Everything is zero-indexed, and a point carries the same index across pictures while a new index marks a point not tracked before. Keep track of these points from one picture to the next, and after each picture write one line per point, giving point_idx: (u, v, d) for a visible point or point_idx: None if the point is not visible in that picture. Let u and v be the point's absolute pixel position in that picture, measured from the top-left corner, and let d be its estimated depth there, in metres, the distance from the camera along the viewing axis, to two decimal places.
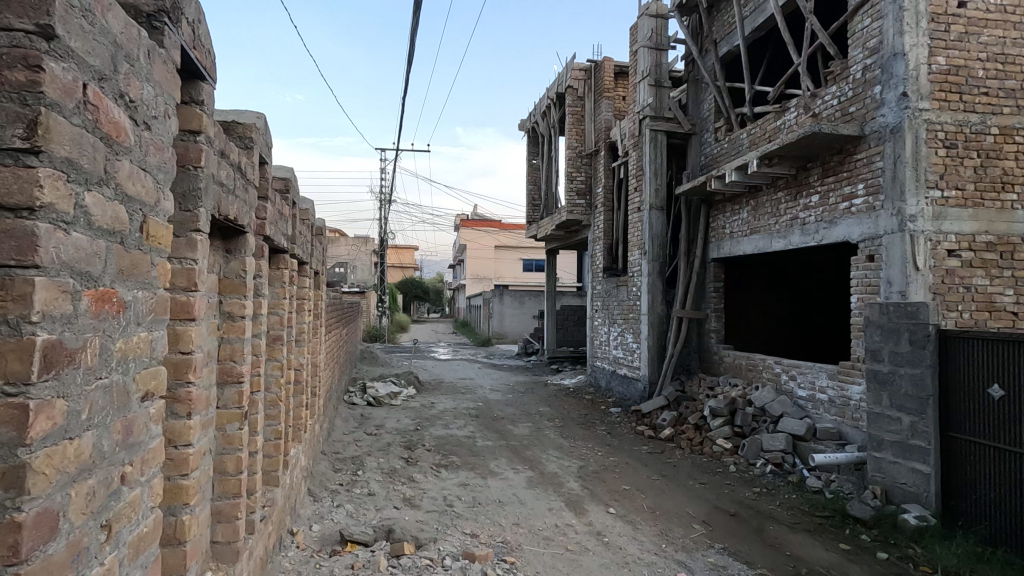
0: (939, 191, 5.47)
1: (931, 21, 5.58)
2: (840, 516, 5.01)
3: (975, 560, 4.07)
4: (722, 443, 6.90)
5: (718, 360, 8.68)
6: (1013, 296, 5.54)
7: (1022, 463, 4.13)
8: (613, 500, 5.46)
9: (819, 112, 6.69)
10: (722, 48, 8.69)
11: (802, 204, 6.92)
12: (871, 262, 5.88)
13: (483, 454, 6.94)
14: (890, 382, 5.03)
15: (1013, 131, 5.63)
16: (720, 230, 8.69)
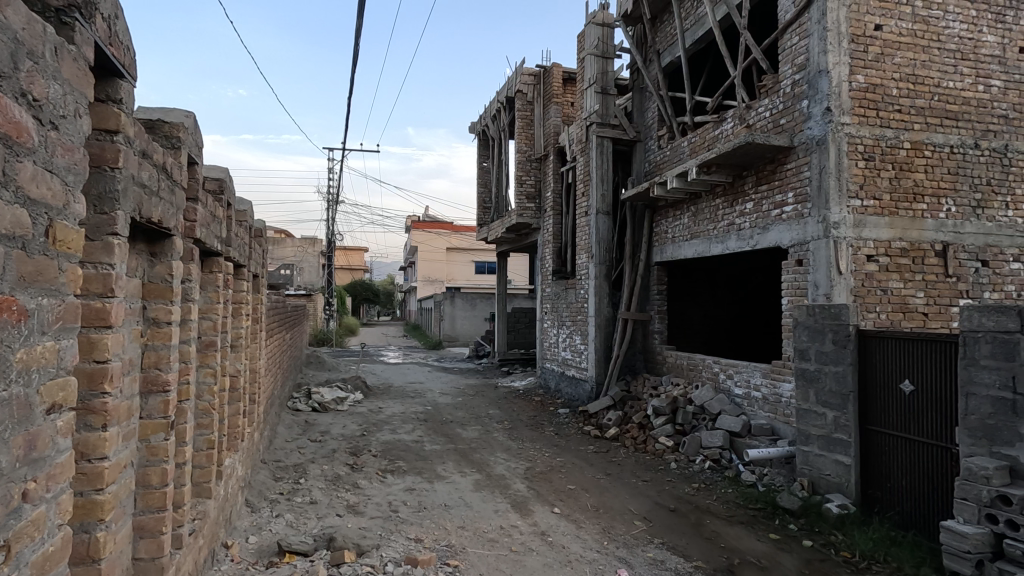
0: (858, 200, 5.87)
1: (851, 42, 5.98)
2: (771, 508, 5.27)
3: (889, 544, 4.37)
4: (664, 441, 7.13)
5: (662, 361, 8.96)
6: (923, 298, 5.99)
7: (930, 452, 4.48)
8: (558, 500, 5.54)
9: (753, 123, 7.04)
10: (665, 58, 9.00)
11: (738, 210, 7.25)
12: (800, 266, 6.22)
13: (431, 458, 6.90)
14: (816, 379, 5.34)
15: (924, 146, 6.10)
16: (663, 235, 8.98)
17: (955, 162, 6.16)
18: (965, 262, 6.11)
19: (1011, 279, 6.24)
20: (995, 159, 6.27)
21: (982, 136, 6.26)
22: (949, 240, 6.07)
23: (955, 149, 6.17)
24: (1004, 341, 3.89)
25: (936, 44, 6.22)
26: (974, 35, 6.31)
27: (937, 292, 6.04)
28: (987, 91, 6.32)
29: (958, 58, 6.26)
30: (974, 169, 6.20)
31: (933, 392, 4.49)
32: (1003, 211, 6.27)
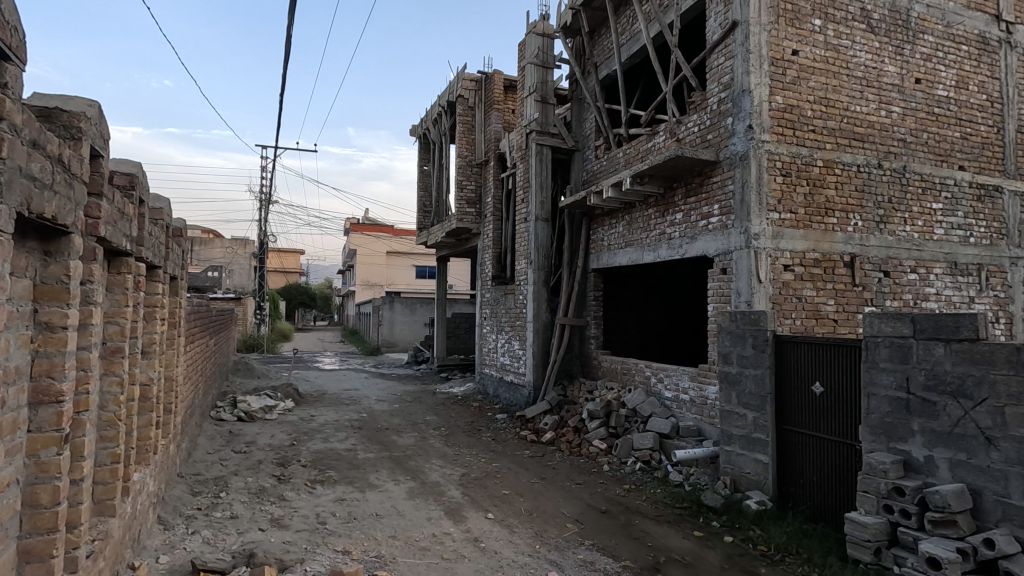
0: (777, 213, 6.25)
1: (771, 65, 6.38)
2: (696, 506, 5.49)
3: (800, 536, 4.65)
4: (598, 443, 7.30)
5: (597, 365, 9.18)
6: (834, 305, 6.45)
7: (837, 449, 4.80)
8: (492, 505, 5.54)
9: (682, 137, 7.36)
10: (602, 71, 9.27)
11: (669, 220, 7.54)
12: (724, 275, 6.54)
13: (363, 466, 6.72)
14: (738, 382, 5.63)
15: (834, 164, 6.58)
16: (599, 243, 9.23)
17: (861, 180, 6.68)
18: (870, 273, 6.63)
19: (909, 289, 6.82)
20: (895, 179, 6.85)
21: (884, 158, 6.83)
22: (856, 252, 6.57)
23: (861, 168, 6.69)
24: (899, 345, 4.24)
25: (845, 70, 6.74)
26: (877, 65, 6.89)
27: (846, 300, 6.51)
28: (888, 116, 6.90)
29: (863, 85, 6.80)
30: (877, 187, 6.74)
31: (841, 393, 4.83)
32: (902, 227, 6.85)
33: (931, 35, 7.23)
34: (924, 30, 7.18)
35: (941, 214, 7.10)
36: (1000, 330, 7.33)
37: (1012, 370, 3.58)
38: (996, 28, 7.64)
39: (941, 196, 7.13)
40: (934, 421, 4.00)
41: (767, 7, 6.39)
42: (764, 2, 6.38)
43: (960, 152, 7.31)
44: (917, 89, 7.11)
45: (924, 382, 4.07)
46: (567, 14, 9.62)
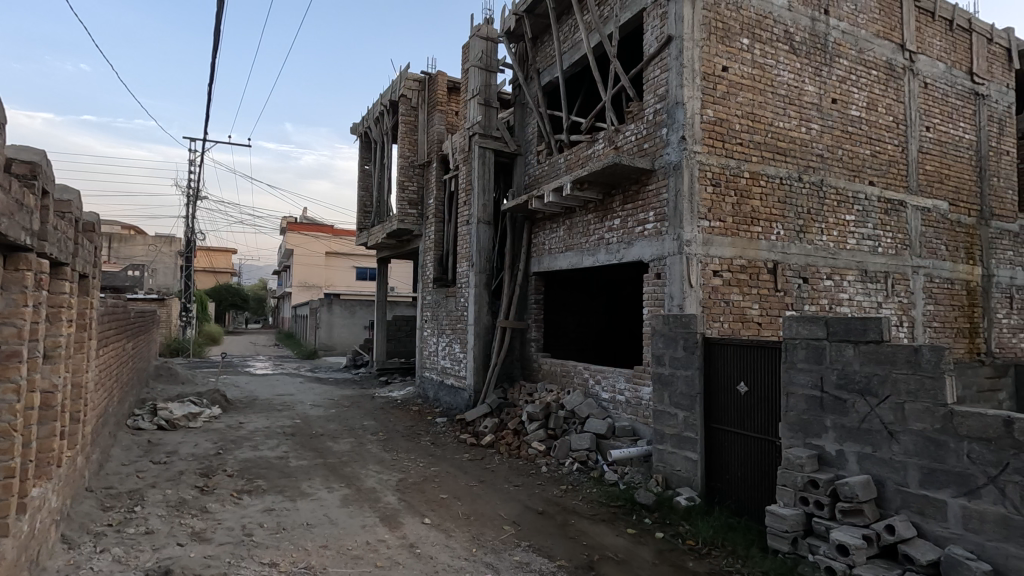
0: (707, 221, 6.54)
1: (703, 79, 6.68)
2: (630, 504, 5.64)
3: (725, 529, 4.86)
4: (537, 445, 7.37)
5: (538, 368, 9.27)
6: (758, 309, 6.82)
7: (759, 445, 5.06)
8: (429, 510, 5.47)
9: (620, 145, 7.58)
10: (544, 78, 9.41)
11: (607, 226, 7.74)
12: (658, 279, 6.77)
13: (295, 475, 6.47)
14: (670, 382, 5.85)
15: (759, 176, 6.96)
16: (540, 247, 9.35)
17: (783, 192, 7.11)
18: (790, 279, 7.05)
19: (825, 294, 7.31)
20: (813, 191, 7.34)
21: (804, 172, 7.30)
22: (779, 260, 6.97)
23: (783, 180, 7.12)
24: (815, 346, 4.53)
25: (769, 88, 7.16)
26: (799, 84, 7.36)
27: (770, 304, 6.90)
28: (808, 132, 7.38)
29: (786, 102, 7.25)
30: (798, 199, 7.20)
31: (763, 392, 5.09)
32: (819, 236, 7.33)
33: (845, 59, 7.80)
34: (839, 54, 7.74)
35: (854, 225, 7.67)
36: (903, 333, 7.99)
37: (911, 369, 3.90)
38: (901, 56, 8.35)
39: (854, 208, 7.69)
40: (845, 417, 4.29)
41: (699, 24, 6.70)
42: (696, 19, 6.68)
43: (870, 168, 7.92)
44: (833, 108, 7.65)
45: (836, 381, 4.36)
46: (511, 19, 9.71)
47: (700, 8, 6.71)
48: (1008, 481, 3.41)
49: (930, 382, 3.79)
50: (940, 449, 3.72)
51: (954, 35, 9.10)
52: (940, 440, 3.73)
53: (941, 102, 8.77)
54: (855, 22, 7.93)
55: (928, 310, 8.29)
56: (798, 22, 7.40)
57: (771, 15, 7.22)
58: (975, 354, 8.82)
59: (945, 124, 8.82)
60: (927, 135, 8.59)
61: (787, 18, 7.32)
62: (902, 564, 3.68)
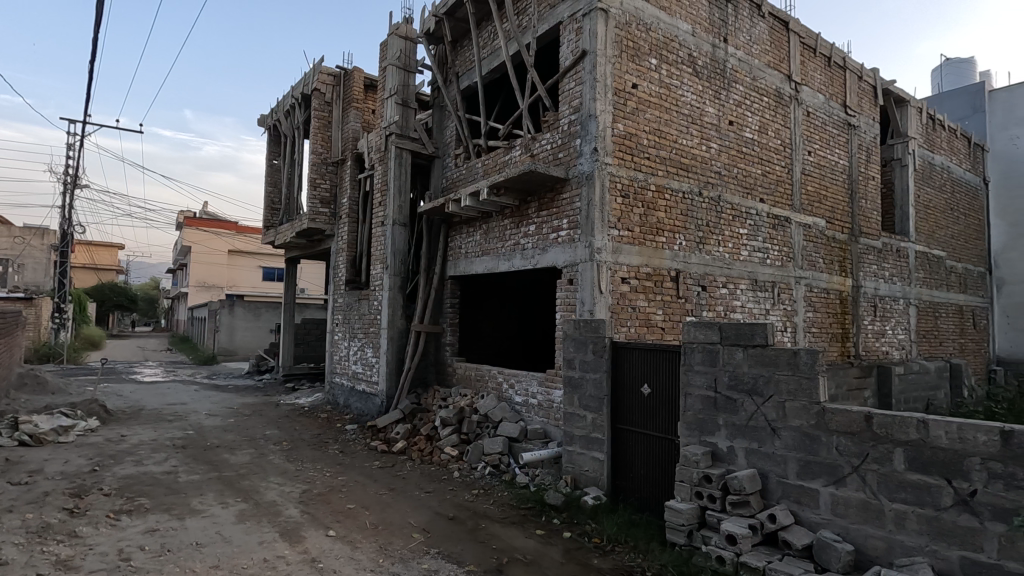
0: (616, 230, 6.83)
1: (614, 94, 6.98)
2: (539, 506, 5.73)
3: (628, 526, 5.06)
4: (449, 450, 7.31)
5: (452, 372, 9.22)
6: (662, 315, 7.21)
7: (660, 444, 5.32)
8: (335, 522, 5.25)
9: (536, 153, 7.73)
10: (463, 82, 9.42)
11: (523, 232, 7.86)
12: (570, 285, 6.95)
13: (185, 491, 5.97)
14: (580, 385, 6.03)
15: (664, 190, 7.38)
16: (457, 250, 9.34)
17: (686, 205, 7.58)
18: (691, 286, 7.52)
19: (721, 301, 7.88)
20: (711, 206, 7.88)
21: (704, 187, 7.82)
22: (680, 268, 7.42)
23: (686, 195, 7.59)
24: (709, 350, 4.84)
25: (674, 107, 7.61)
26: (700, 105, 7.88)
27: (672, 310, 7.32)
28: (707, 151, 7.92)
29: (689, 121, 7.73)
30: (698, 212, 7.70)
31: (664, 393, 5.36)
32: (716, 248, 7.89)
33: (741, 85, 8.47)
34: (736, 80, 8.39)
35: (746, 238, 8.32)
36: (787, 338, 8.77)
37: (791, 370, 4.28)
38: (788, 86, 9.19)
39: (746, 223, 8.35)
40: (735, 415, 4.62)
41: (612, 42, 6.99)
42: (609, 36, 6.98)
43: (761, 186, 8.64)
44: (730, 129, 8.27)
45: (728, 382, 4.69)
46: (430, 21, 9.64)
47: (613, 26, 7.01)
48: (868, 469, 3.83)
49: (806, 382, 4.18)
50: (814, 443, 4.11)
51: (831, 70, 10.15)
52: (814, 435, 4.12)
53: (821, 130, 9.76)
54: (750, 52, 8.64)
55: (807, 316, 9.17)
56: (701, 48, 7.94)
57: (677, 39, 7.69)
58: (846, 356, 9.85)
59: (823, 150, 9.81)
60: (809, 159, 9.51)
61: (690, 43, 7.82)
62: (781, 550, 4.03)
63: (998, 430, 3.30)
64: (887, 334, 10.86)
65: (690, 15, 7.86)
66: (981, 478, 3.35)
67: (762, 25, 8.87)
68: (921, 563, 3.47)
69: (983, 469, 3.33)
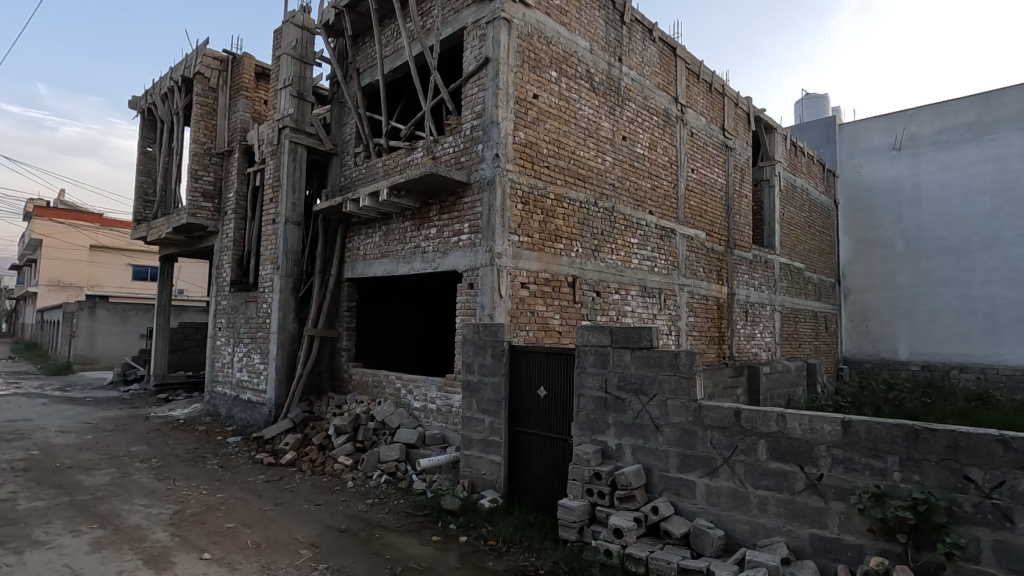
0: (516, 236, 6.96)
1: (516, 103, 7.12)
2: (436, 511, 5.67)
3: (523, 526, 5.15)
4: (343, 459, 7.02)
5: (348, 378, 8.90)
6: (559, 319, 7.44)
7: (554, 445, 5.47)
8: (210, 543, 4.83)
9: (438, 156, 7.69)
10: (364, 79, 9.16)
11: (423, 235, 7.78)
12: (470, 289, 6.97)
13: (26, 520, 5.19)
14: (478, 389, 6.07)
15: (563, 198, 7.64)
16: (355, 252, 9.05)
17: (582, 214, 7.90)
18: (586, 292, 7.84)
19: (613, 306, 8.28)
20: (605, 216, 8.28)
21: (599, 198, 8.21)
22: (577, 274, 7.71)
23: (582, 204, 7.92)
24: (601, 352, 5.07)
25: (572, 119, 7.90)
26: (596, 119, 8.27)
27: (569, 315, 7.58)
28: (602, 163, 8.32)
29: (586, 134, 8.08)
30: (593, 222, 8.06)
31: (558, 395, 5.52)
32: (610, 255, 8.30)
33: (633, 103, 9.00)
34: (629, 97, 8.91)
35: (637, 247, 8.84)
36: (672, 341, 9.42)
37: (672, 371, 4.60)
38: (674, 107, 9.92)
39: (637, 233, 8.87)
40: (623, 415, 4.87)
41: (514, 52, 7.13)
42: (511, 45, 7.10)
43: (650, 199, 9.23)
44: (623, 144, 8.76)
45: (617, 383, 4.94)
46: (330, 12, 9.29)
47: (515, 37, 7.15)
48: (737, 460, 4.21)
49: (685, 381, 4.52)
50: (692, 438, 4.45)
51: (712, 95, 11.11)
52: (692, 431, 4.46)
53: (702, 149, 10.63)
54: (642, 72, 9.21)
55: (689, 321, 9.93)
56: (597, 64, 8.33)
57: (576, 54, 8.01)
58: (722, 357, 10.79)
59: (705, 168, 10.70)
60: (692, 176, 10.32)
61: (588, 59, 8.19)
62: (663, 539, 4.31)
63: (840, 420, 3.77)
64: (756, 337, 12.05)
65: (588, 33, 8.23)
66: (826, 463, 3.80)
67: (652, 48, 9.50)
68: (779, 542, 3.88)
69: (829, 455, 3.79)
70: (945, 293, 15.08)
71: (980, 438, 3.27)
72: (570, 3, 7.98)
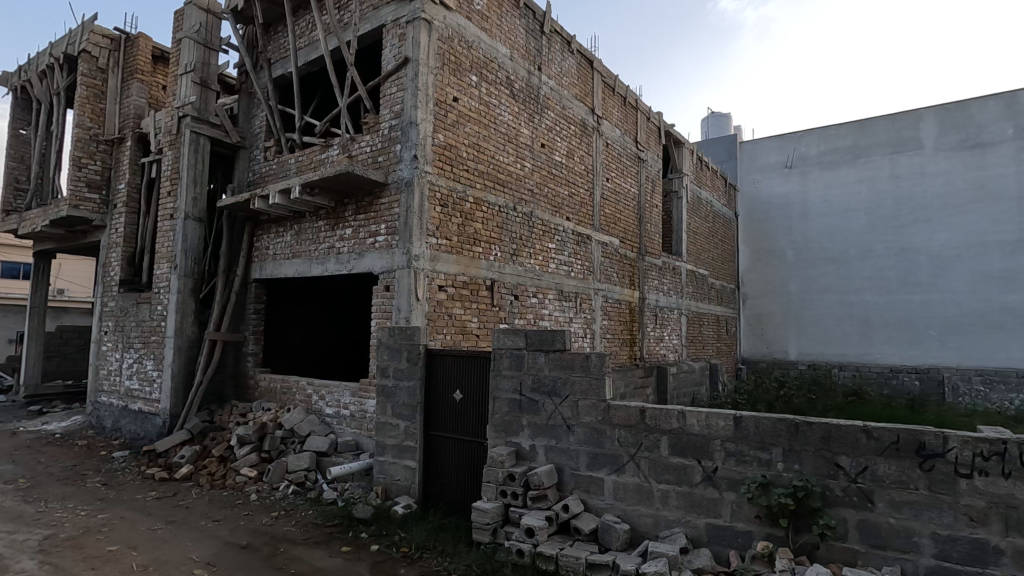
0: (434, 239, 6.91)
1: (435, 105, 7.08)
2: (347, 521, 5.47)
3: (438, 530, 5.09)
4: (246, 471, 6.62)
5: (255, 385, 8.43)
6: (477, 322, 7.47)
7: (469, 448, 5.47)
8: (88, 570, 4.37)
9: (355, 155, 7.49)
10: (276, 70, 8.75)
11: (338, 235, 7.53)
12: (387, 291, 6.83)
13: None
14: (393, 394, 5.95)
15: (482, 202, 7.69)
16: (264, 252, 8.59)
17: (501, 219, 7.99)
18: (504, 296, 7.93)
19: (531, 310, 8.43)
20: (523, 221, 8.42)
21: (518, 203, 8.34)
22: (495, 278, 7.77)
23: (501, 209, 8.01)
24: (516, 355, 5.13)
25: (492, 125, 7.98)
26: (516, 126, 8.40)
27: (486, 318, 7.63)
28: (522, 169, 8.46)
29: (506, 139, 8.19)
30: (512, 226, 8.17)
31: (474, 398, 5.53)
32: (528, 260, 8.45)
33: (552, 112, 9.24)
34: (548, 106, 9.13)
35: (554, 252, 9.06)
36: (586, 343, 9.72)
37: (584, 372, 4.75)
38: (591, 118, 10.29)
39: (554, 238, 9.10)
40: (536, 416, 4.97)
41: (434, 53, 7.10)
42: (431, 47, 7.06)
43: (567, 206, 9.50)
44: (542, 151, 8.96)
45: (532, 385, 5.03)
46: None
47: (435, 39, 7.12)
48: (641, 456, 4.42)
49: (596, 382, 4.69)
50: (601, 436, 4.62)
51: (626, 109, 11.64)
52: (601, 430, 4.63)
53: (616, 160, 11.10)
54: (560, 83, 9.47)
55: (603, 324, 10.30)
56: (517, 72, 8.47)
57: (496, 61, 8.10)
58: (633, 359, 11.30)
59: (618, 179, 11.18)
60: (607, 185, 10.74)
61: (508, 66, 8.31)
62: (572, 536, 4.44)
63: (732, 416, 4.07)
64: (664, 340, 12.73)
65: (508, 41, 8.35)
66: (721, 456, 4.09)
67: (570, 60, 9.80)
68: (678, 532, 4.13)
69: (723, 449, 4.08)
70: (827, 299, 16.69)
71: (848, 428, 3.66)
72: (491, 10, 8.06)
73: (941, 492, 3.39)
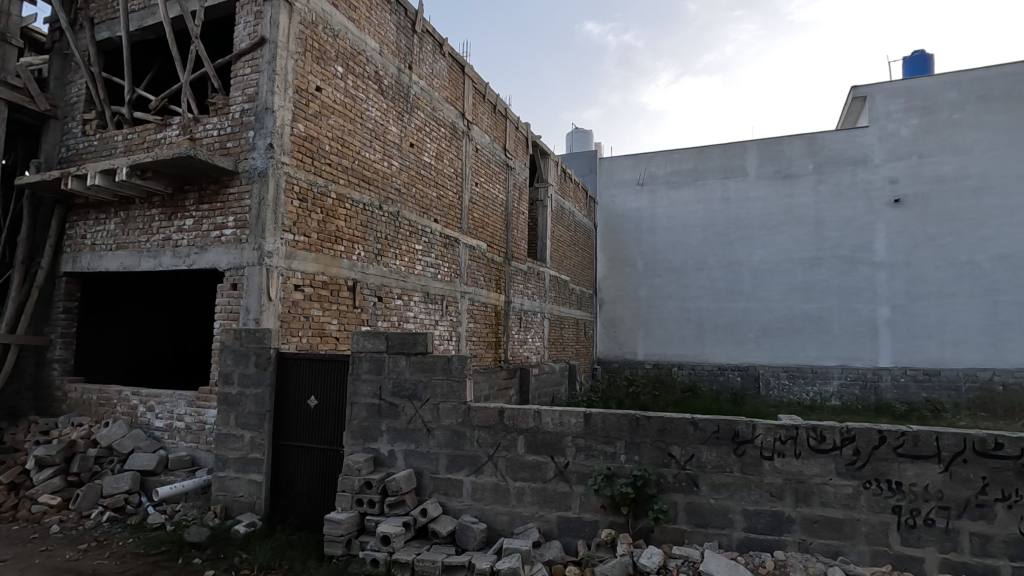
0: (290, 235, 6.46)
1: (295, 93, 6.63)
2: (176, 547, 4.87)
3: (285, 548, 4.73)
4: (47, 499, 5.61)
5: (62, 398, 7.21)
6: (336, 324, 7.12)
7: (324, 457, 5.18)
8: None
9: (198, 138, 6.75)
10: (101, 33, 7.60)
11: (175, 226, 6.72)
12: (233, 290, 6.25)
13: None
14: (237, 402, 5.44)
15: (345, 199, 7.36)
16: (79, 241, 7.38)
17: (365, 218, 7.71)
18: (367, 297, 7.66)
19: (395, 312, 8.23)
20: (389, 220, 8.21)
21: (383, 202, 8.11)
22: (357, 278, 7.48)
23: (365, 207, 7.73)
24: (376, 358, 4.98)
25: (358, 119, 7.68)
26: (383, 123, 8.17)
27: (347, 320, 7.30)
28: (388, 167, 8.25)
29: (372, 136, 7.92)
30: (377, 226, 7.91)
31: (329, 404, 5.24)
32: (393, 261, 8.26)
33: (421, 112, 9.14)
34: (417, 106, 9.01)
35: (420, 254, 8.95)
36: (451, 346, 9.73)
37: (445, 375, 4.75)
38: (460, 122, 10.35)
39: (421, 239, 8.99)
40: (396, 420, 4.86)
41: (295, 38, 6.65)
42: (292, 31, 6.61)
43: (435, 208, 9.45)
44: (410, 151, 8.81)
45: (391, 389, 4.91)
46: None
47: (297, 22, 6.68)
48: (499, 456, 4.53)
49: (456, 384, 4.71)
50: (460, 438, 4.65)
51: (495, 116, 11.90)
52: (460, 432, 4.66)
53: (485, 166, 11.28)
54: (430, 84, 9.40)
55: (469, 327, 10.40)
56: (386, 68, 8.25)
57: (364, 54, 7.81)
58: (498, 361, 11.55)
59: (487, 184, 11.37)
60: (475, 190, 10.88)
61: (377, 61, 8.06)
62: (429, 540, 4.41)
63: (582, 414, 4.34)
64: (527, 342, 13.20)
65: (377, 35, 8.11)
66: (571, 452, 4.33)
67: (441, 62, 9.79)
68: (531, 527, 4.30)
69: (574, 444, 4.33)
70: (670, 306, 18.55)
71: (679, 421, 4.10)
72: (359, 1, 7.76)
73: (750, 473, 3.93)
